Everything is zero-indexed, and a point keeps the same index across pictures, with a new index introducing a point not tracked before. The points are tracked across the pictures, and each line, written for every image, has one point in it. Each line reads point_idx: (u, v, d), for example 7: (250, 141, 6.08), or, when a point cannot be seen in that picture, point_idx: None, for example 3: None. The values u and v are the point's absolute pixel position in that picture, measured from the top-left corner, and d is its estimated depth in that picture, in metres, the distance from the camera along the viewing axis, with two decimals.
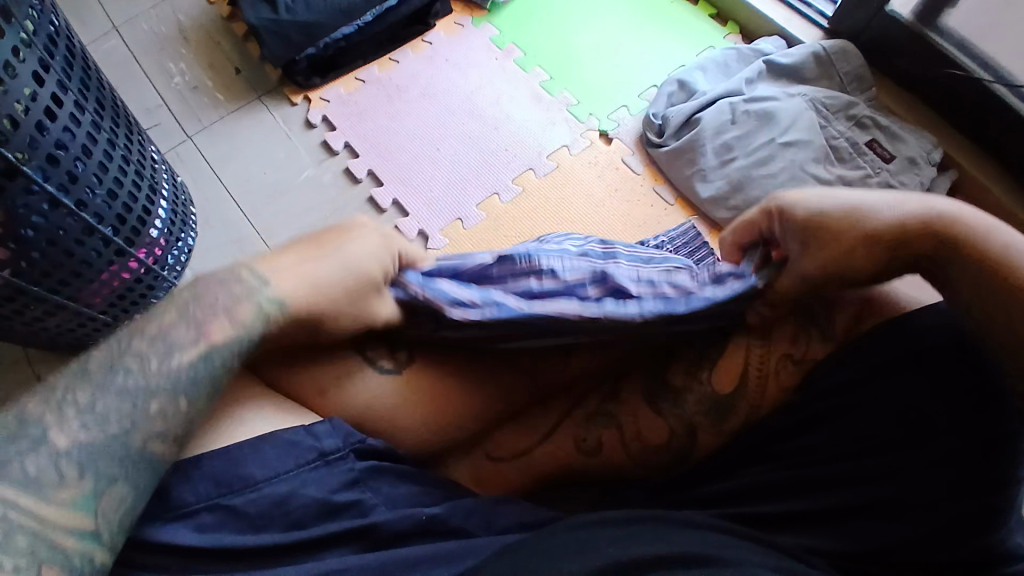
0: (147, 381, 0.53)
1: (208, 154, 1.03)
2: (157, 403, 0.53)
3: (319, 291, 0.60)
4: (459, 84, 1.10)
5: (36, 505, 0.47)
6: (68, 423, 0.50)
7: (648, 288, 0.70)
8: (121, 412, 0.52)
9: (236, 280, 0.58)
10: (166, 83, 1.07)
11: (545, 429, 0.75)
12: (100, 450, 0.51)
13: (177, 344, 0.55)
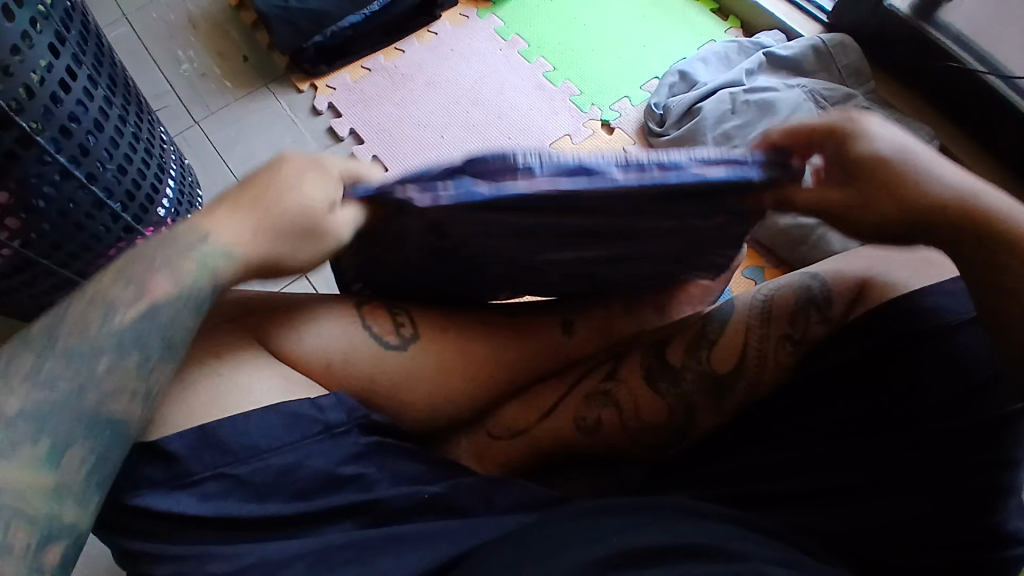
0: (92, 344, 0.53)
1: (214, 137, 1.04)
2: (103, 367, 0.53)
3: (269, 238, 0.58)
4: (465, 73, 1.12)
5: (5, 470, 0.49)
6: (14, 390, 0.51)
7: (638, 173, 0.53)
8: (66, 376, 0.52)
9: (175, 241, 0.57)
10: (174, 69, 1.08)
11: (546, 407, 0.74)
12: (56, 417, 0.51)
13: (118, 303, 0.55)
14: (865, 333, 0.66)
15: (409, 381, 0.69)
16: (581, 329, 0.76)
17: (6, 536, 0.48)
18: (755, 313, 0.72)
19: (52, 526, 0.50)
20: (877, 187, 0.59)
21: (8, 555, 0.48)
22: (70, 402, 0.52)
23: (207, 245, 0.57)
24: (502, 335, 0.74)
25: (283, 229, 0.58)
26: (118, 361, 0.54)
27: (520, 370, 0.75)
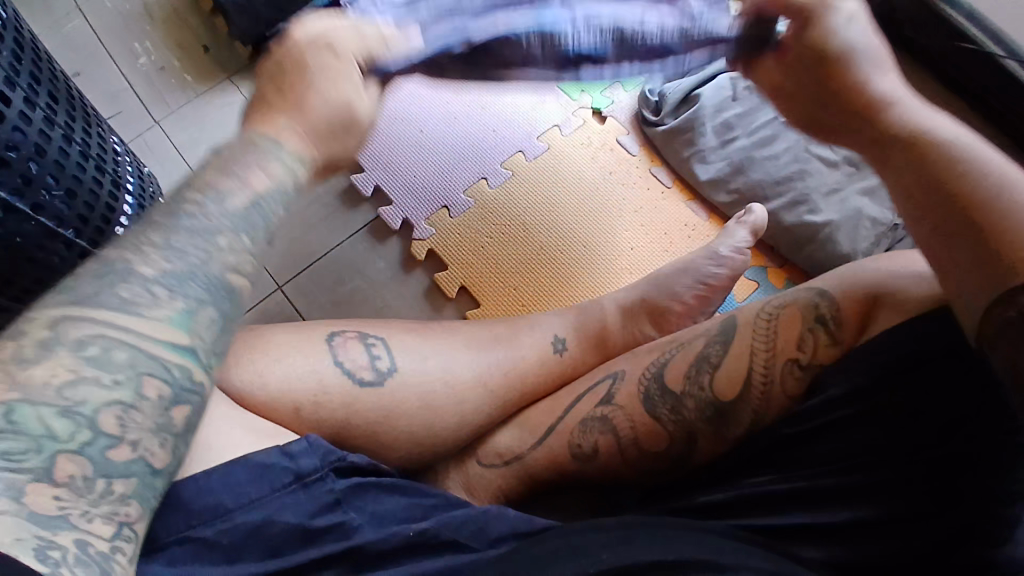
0: (209, 223, 0.48)
1: (177, 139, 0.91)
2: (226, 242, 0.49)
3: (316, 136, 0.53)
4: None
5: (140, 326, 0.44)
6: (149, 256, 0.46)
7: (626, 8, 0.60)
8: (195, 246, 0.47)
9: (249, 146, 0.51)
10: (130, 64, 0.93)
11: (538, 433, 0.71)
12: (188, 279, 0.47)
13: (221, 192, 0.49)
14: (877, 349, 0.60)
15: (390, 418, 0.66)
16: (572, 345, 0.75)
17: (140, 389, 0.44)
18: (759, 332, 0.66)
19: (180, 388, 0.45)
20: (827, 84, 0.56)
21: (141, 409, 0.44)
22: (199, 267, 0.47)
23: (280, 151, 0.52)
24: (489, 359, 0.72)
25: (327, 125, 0.53)
26: (236, 235, 0.49)
27: (508, 395, 0.72)
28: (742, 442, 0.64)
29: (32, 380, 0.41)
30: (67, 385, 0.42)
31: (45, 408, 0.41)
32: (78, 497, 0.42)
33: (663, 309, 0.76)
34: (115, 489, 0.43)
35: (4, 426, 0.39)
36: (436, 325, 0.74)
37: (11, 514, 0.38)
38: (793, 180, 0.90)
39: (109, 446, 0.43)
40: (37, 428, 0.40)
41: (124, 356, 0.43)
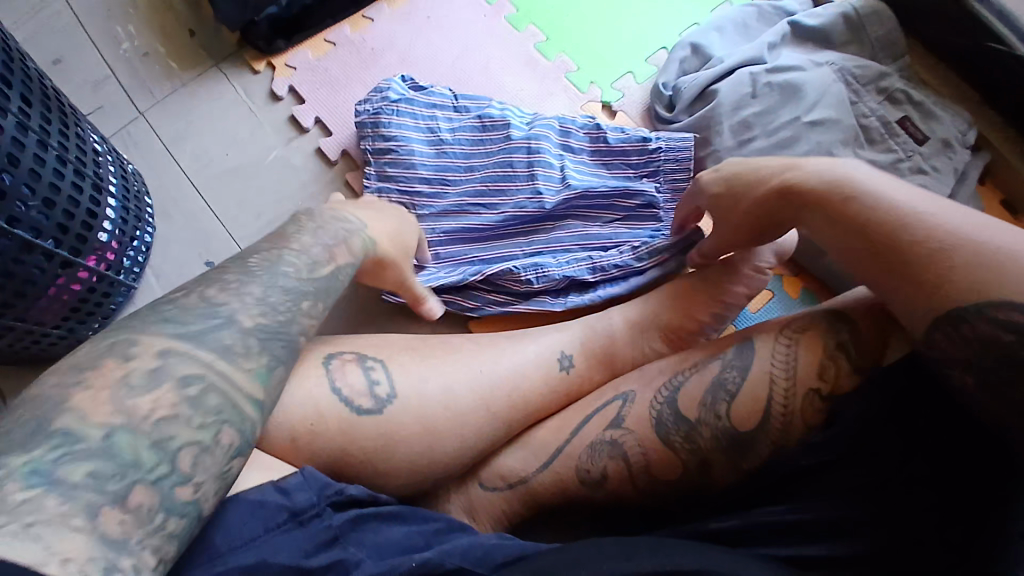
0: (299, 282, 0.51)
1: (164, 132, 0.86)
2: (306, 308, 0.51)
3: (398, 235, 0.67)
4: (442, 48, 0.89)
5: (230, 372, 0.44)
6: (248, 305, 0.48)
7: (591, 237, 0.79)
8: (285, 302, 0.50)
9: (339, 220, 0.60)
10: (112, 50, 0.87)
11: (543, 457, 0.68)
12: (274, 335, 0.48)
13: (313, 254, 0.54)
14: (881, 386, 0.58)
15: (387, 446, 0.62)
16: (580, 363, 0.72)
17: (216, 435, 0.42)
18: (777, 359, 0.62)
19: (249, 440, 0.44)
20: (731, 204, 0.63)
21: (213, 452, 0.42)
22: (283, 327, 0.49)
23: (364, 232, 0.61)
24: (493, 380, 0.68)
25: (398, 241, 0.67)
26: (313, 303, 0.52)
27: (512, 416, 0.69)
28: (759, 472, 0.61)
29: (137, 407, 0.40)
30: (164, 419, 0.41)
31: (138, 434, 0.40)
32: (139, 526, 0.38)
33: (676, 326, 0.72)
34: (168, 526, 0.39)
35: (101, 447, 0.38)
36: (438, 342, 0.70)
37: (84, 533, 0.35)
38: None
39: (178, 484, 0.40)
40: (129, 457, 0.39)
41: (217, 400, 0.43)
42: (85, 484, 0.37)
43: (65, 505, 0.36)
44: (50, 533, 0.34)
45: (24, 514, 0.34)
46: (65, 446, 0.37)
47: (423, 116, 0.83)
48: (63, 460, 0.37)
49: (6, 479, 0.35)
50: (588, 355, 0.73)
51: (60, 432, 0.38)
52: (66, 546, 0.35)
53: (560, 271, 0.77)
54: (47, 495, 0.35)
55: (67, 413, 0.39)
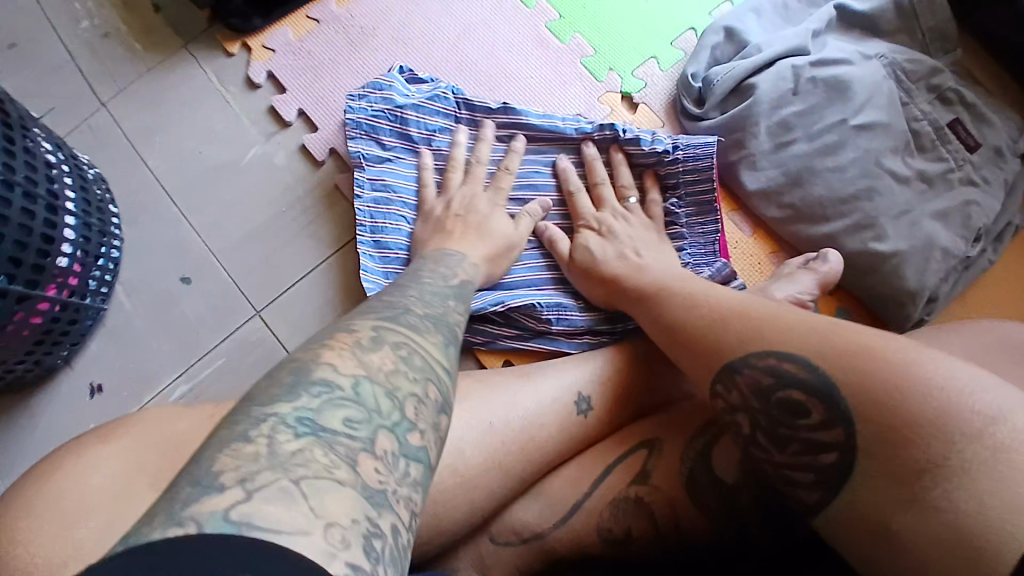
0: (439, 296, 0.53)
1: (129, 126, 0.75)
2: (454, 305, 0.52)
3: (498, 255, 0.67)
4: (441, 26, 0.79)
5: (418, 338, 0.43)
6: (412, 305, 0.48)
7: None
8: (435, 304, 0.50)
9: (448, 255, 0.63)
10: (69, 29, 0.76)
11: (563, 511, 0.62)
12: (440, 322, 0.48)
13: (441, 274, 0.58)
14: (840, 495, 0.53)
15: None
16: (598, 403, 0.67)
17: (426, 391, 0.39)
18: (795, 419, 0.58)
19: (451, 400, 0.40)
20: (586, 270, 0.69)
21: (428, 404, 0.39)
22: (446, 316, 0.49)
23: (467, 259, 0.63)
24: (506, 432, 0.63)
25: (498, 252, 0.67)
26: (459, 306, 0.53)
27: (525, 465, 0.63)
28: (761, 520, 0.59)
29: (368, 363, 0.39)
30: (390, 371, 0.38)
31: (379, 384, 0.37)
32: (389, 472, 0.34)
33: None
34: (412, 473, 0.35)
35: (349, 394, 0.36)
36: None
37: (349, 488, 0.32)
38: (858, 199, 0.70)
39: (409, 430, 0.36)
40: (372, 404, 0.36)
41: (422, 361, 0.41)
42: (341, 429, 0.34)
43: (326, 457, 0.33)
44: (316, 490, 0.31)
45: (296, 465, 0.32)
46: (326, 393, 0.36)
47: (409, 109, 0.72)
48: (325, 405, 0.35)
49: (279, 429, 0.33)
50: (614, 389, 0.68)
51: (319, 381, 0.36)
52: (328, 505, 0.31)
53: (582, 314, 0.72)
54: (315, 444, 0.33)
55: (324, 365, 0.37)
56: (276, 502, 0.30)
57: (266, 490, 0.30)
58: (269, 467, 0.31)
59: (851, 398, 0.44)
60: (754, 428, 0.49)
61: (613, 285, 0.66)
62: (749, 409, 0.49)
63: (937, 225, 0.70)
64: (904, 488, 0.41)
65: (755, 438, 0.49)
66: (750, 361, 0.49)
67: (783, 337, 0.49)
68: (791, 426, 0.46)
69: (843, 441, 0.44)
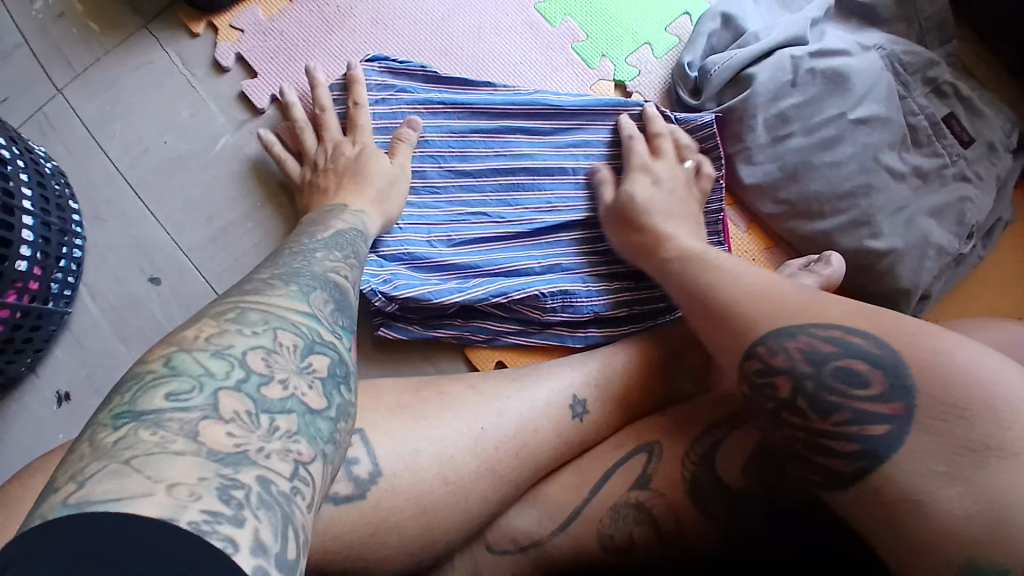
0: (294, 253, 0.49)
1: (87, 115, 0.69)
2: (321, 258, 0.49)
3: (387, 197, 0.63)
4: (424, 7, 0.74)
5: (262, 300, 0.41)
6: (257, 275, 0.45)
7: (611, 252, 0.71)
8: (288, 264, 0.47)
9: (340, 216, 0.58)
10: (15, 5, 0.70)
11: (562, 516, 0.62)
12: (296, 275, 0.45)
13: (312, 234, 0.53)
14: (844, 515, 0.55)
15: (376, 537, 0.54)
16: (594, 408, 0.65)
17: (276, 339, 0.38)
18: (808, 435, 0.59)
19: (316, 337, 0.40)
20: (631, 224, 0.65)
21: (283, 352, 0.37)
22: (308, 271, 0.46)
23: (348, 210, 0.60)
24: (500, 438, 0.61)
25: (380, 191, 0.63)
26: (332, 255, 0.50)
27: (519, 473, 0.62)
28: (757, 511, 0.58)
29: (183, 341, 0.37)
30: (216, 336, 0.37)
31: (199, 351, 0.36)
32: (247, 432, 0.33)
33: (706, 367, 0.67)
34: (280, 426, 0.34)
35: (165, 372, 0.34)
36: (433, 390, 0.62)
37: (191, 454, 0.30)
38: (856, 196, 0.69)
39: (263, 384, 0.35)
40: (196, 369, 0.35)
41: (258, 314, 0.39)
42: (168, 405, 0.32)
43: (159, 434, 0.31)
44: (152, 463, 0.29)
45: (121, 450, 0.30)
46: (143, 382, 0.34)
47: (393, 95, 0.69)
48: (140, 392, 0.33)
49: (98, 431, 0.31)
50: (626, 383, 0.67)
51: (133, 378, 0.34)
52: (172, 470, 0.29)
53: (587, 304, 0.69)
54: (139, 428, 0.31)
55: (152, 363, 0.35)
56: (109, 480, 0.28)
57: (97, 475, 0.29)
58: (94, 458, 0.30)
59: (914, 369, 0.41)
60: (796, 393, 0.44)
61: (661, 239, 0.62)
62: (794, 373, 0.44)
63: (931, 222, 0.69)
64: (945, 462, 0.39)
65: (794, 405, 0.44)
66: (800, 333, 0.46)
67: (839, 316, 0.46)
68: (839, 393, 0.42)
69: (901, 415, 0.41)
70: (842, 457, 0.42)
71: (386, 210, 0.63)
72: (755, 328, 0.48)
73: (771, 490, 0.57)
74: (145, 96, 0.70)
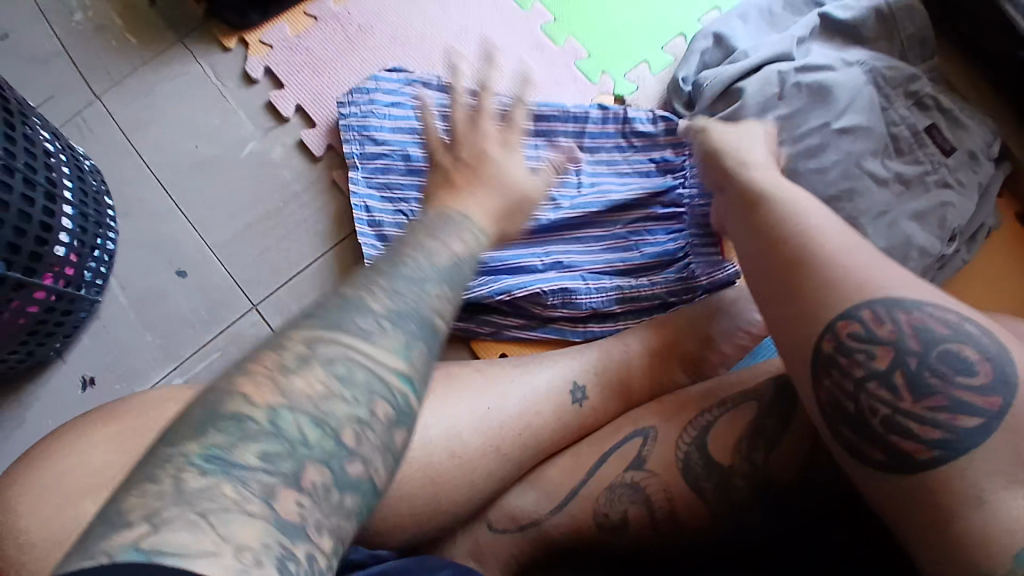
0: (417, 272, 0.41)
1: (122, 120, 0.75)
2: (434, 296, 0.40)
3: (508, 215, 0.50)
4: (438, 26, 0.80)
5: (373, 351, 0.36)
6: (377, 286, 0.39)
7: (614, 250, 0.76)
8: (406, 289, 0.39)
9: (440, 244, 0.43)
10: (62, 20, 0.77)
11: (559, 497, 0.64)
12: (406, 315, 0.38)
13: (409, 258, 0.41)
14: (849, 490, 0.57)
15: (385, 500, 0.58)
16: (592, 395, 0.68)
17: (370, 408, 0.35)
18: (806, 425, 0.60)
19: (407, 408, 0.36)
20: (753, 215, 0.54)
21: (374, 427, 0.35)
22: (417, 310, 0.39)
23: (469, 224, 0.46)
24: (502, 419, 0.65)
25: (504, 212, 0.50)
26: (441, 288, 0.41)
27: (519, 451, 0.65)
28: (749, 494, 0.60)
29: (288, 386, 0.34)
30: (321, 399, 0.34)
31: (301, 414, 0.33)
32: (316, 507, 0.32)
33: (699, 356, 0.70)
34: (347, 504, 0.34)
35: (264, 425, 0.32)
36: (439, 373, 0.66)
37: (262, 519, 0.30)
38: (840, 201, 0.73)
39: (346, 460, 0.34)
40: (293, 434, 0.33)
41: (363, 376, 0.35)
42: (257, 466, 0.31)
43: (238, 492, 0.30)
44: (229, 521, 0.29)
45: (199, 498, 0.29)
46: (235, 432, 0.32)
47: (410, 101, 0.74)
48: (235, 441, 0.32)
49: (182, 469, 0.30)
50: (620, 370, 0.70)
51: (228, 416, 0.32)
52: (242, 533, 0.29)
53: (587, 299, 0.73)
54: (224, 482, 0.30)
55: (236, 397, 0.33)
56: (184, 530, 0.28)
57: (176, 522, 0.28)
58: (172, 503, 0.29)
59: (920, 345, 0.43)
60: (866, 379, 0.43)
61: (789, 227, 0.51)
62: (877, 351, 0.44)
63: (914, 225, 0.73)
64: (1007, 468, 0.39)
65: (888, 378, 0.43)
66: (908, 305, 0.44)
67: (928, 290, 0.45)
68: (940, 376, 0.42)
69: (997, 412, 0.40)
70: (922, 444, 0.41)
71: (506, 230, 0.50)
72: (836, 297, 0.46)
73: (761, 478, 0.60)
74: (177, 104, 0.76)
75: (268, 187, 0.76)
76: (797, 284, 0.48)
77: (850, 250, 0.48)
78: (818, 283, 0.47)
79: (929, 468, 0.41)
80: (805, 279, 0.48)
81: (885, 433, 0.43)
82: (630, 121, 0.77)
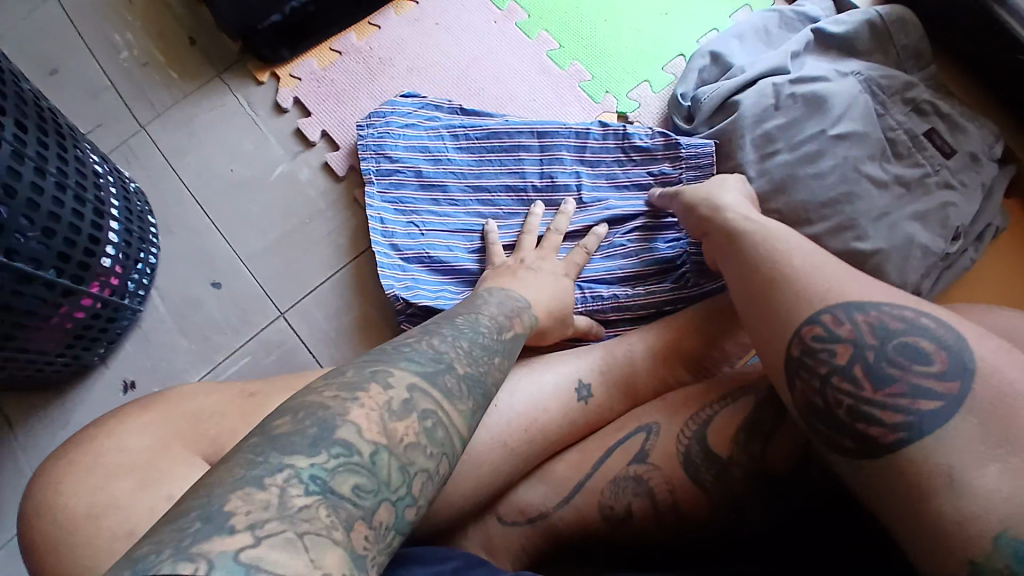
0: (489, 343, 0.51)
1: (165, 147, 0.83)
2: (498, 363, 0.50)
3: (556, 305, 0.66)
4: (452, 55, 0.86)
5: (446, 405, 0.44)
6: (442, 339, 0.49)
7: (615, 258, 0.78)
8: (478, 352, 0.49)
9: (501, 301, 0.60)
10: (111, 58, 0.85)
11: (566, 491, 0.65)
12: (475, 383, 0.47)
13: (477, 323, 0.53)
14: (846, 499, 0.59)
15: None
16: (598, 392, 0.71)
17: (440, 464, 0.42)
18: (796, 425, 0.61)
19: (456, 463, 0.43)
20: (726, 248, 0.62)
21: (436, 476, 0.42)
22: (483, 377, 0.47)
23: (525, 302, 0.62)
24: (509, 413, 0.67)
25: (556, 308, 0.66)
26: (503, 358, 0.51)
27: (526, 446, 0.67)
28: (747, 491, 0.61)
29: (394, 432, 0.41)
30: (410, 445, 0.41)
31: (394, 456, 0.40)
32: (376, 543, 0.38)
33: (699, 356, 0.72)
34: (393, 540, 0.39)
35: (367, 463, 0.39)
36: None
37: (343, 545, 0.36)
38: (839, 204, 0.74)
39: (409, 505, 0.40)
40: (384, 475, 0.39)
41: (443, 434, 0.43)
42: (352, 496, 0.38)
43: (331, 516, 0.36)
44: (318, 544, 0.35)
45: (301, 519, 0.35)
46: (344, 457, 0.39)
47: (422, 124, 0.81)
48: (340, 469, 0.38)
49: (292, 482, 0.37)
50: (625, 370, 0.72)
51: (341, 444, 0.39)
52: (330, 559, 0.35)
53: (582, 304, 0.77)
54: (322, 504, 0.36)
55: (347, 425, 0.40)
56: (281, 549, 0.34)
57: (276, 537, 0.34)
58: (277, 517, 0.35)
59: (881, 347, 0.46)
60: (827, 382, 0.47)
61: (756, 253, 0.58)
62: (851, 346, 0.47)
63: (914, 225, 0.74)
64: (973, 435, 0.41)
65: (847, 370, 0.46)
66: (867, 308, 0.48)
67: (890, 298, 0.49)
68: (899, 366, 0.45)
69: (956, 395, 0.42)
70: (885, 427, 0.43)
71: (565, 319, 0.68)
72: (805, 305, 0.50)
73: (759, 469, 0.61)
74: (213, 131, 0.84)
75: (294, 205, 0.82)
76: (767, 294, 0.54)
77: (819, 264, 0.53)
78: (786, 296, 0.52)
79: (897, 450, 0.42)
80: (772, 294, 0.53)
81: (853, 422, 0.45)
82: (630, 136, 0.80)
